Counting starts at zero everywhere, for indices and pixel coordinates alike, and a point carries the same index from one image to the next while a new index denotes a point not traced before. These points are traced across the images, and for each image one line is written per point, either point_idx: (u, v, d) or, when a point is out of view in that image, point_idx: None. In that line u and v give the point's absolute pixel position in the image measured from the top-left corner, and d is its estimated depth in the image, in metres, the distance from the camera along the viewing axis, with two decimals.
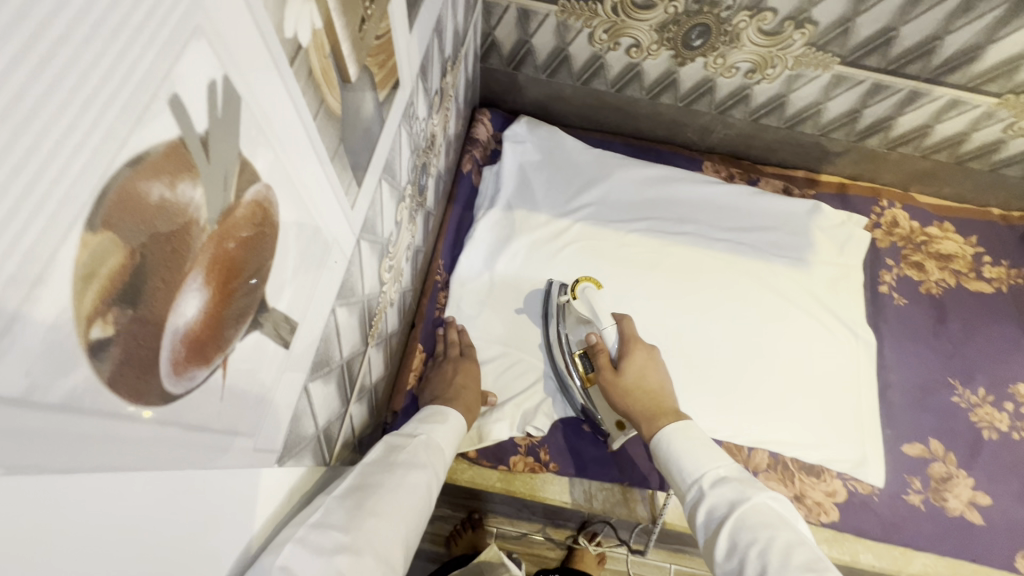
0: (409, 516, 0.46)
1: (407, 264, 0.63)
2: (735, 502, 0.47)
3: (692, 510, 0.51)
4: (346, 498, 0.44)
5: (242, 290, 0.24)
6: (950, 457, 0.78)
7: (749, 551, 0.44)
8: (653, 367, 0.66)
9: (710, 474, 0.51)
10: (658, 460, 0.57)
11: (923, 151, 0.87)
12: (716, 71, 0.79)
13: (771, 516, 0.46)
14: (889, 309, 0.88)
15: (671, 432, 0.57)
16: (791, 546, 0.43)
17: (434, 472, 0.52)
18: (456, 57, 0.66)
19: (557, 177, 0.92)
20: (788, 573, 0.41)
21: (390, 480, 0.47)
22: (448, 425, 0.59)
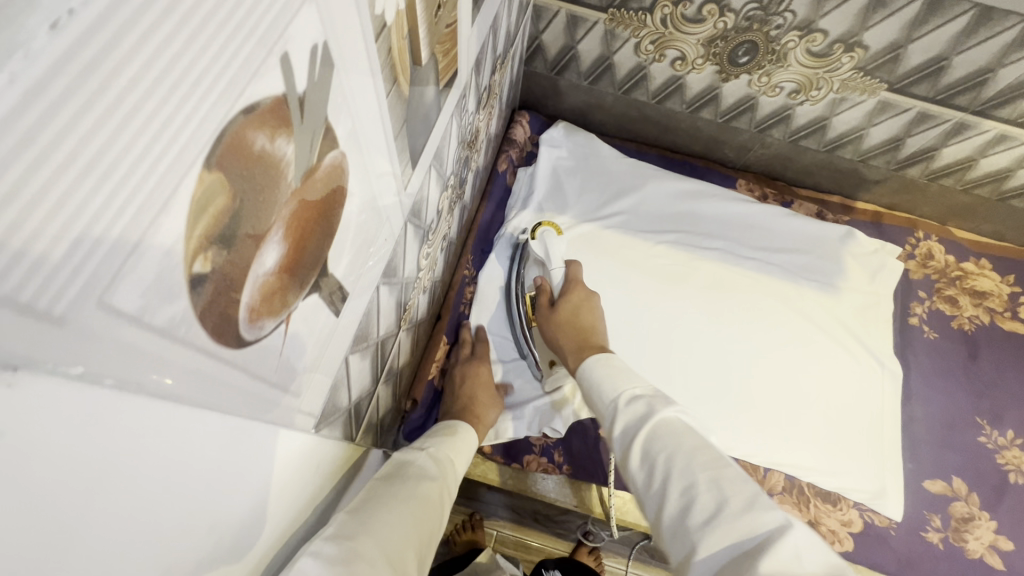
0: (422, 529, 0.46)
1: (441, 254, 0.64)
2: (645, 418, 0.47)
3: (609, 429, 0.50)
4: (358, 512, 0.43)
5: (309, 253, 0.25)
6: (973, 497, 0.77)
7: (661, 465, 0.43)
8: (592, 309, 0.68)
9: (626, 393, 0.51)
10: (581, 385, 0.57)
11: (965, 184, 0.86)
12: (760, 89, 0.79)
13: (682, 430, 0.45)
14: (918, 342, 0.87)
15: (593, 364, 0.56)
16: (703, 454, 0.42)
17: (442, 485, 0.53)
18: (505, 57, 0.67)
19: (590, 183, 0.93)
20: (696, 477, 0.41)
21: (401, 491, 0.47)
22: (457, 441, 0.60)
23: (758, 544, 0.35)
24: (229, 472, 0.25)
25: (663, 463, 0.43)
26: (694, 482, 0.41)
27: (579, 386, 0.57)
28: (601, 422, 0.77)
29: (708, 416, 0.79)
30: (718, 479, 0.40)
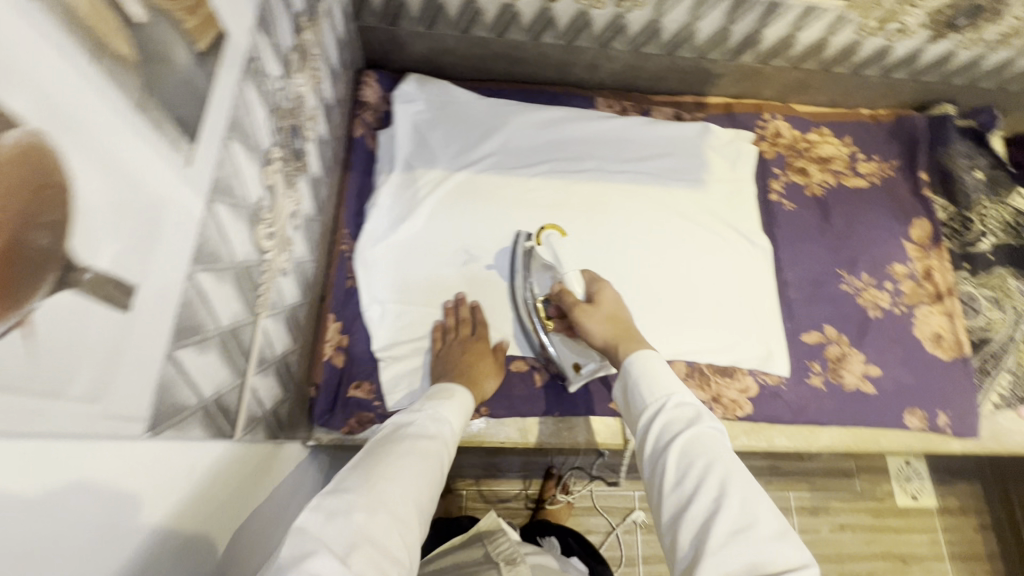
0: (420, 481, 0.52)
1: (296, 233, 0.62)
2: (694, 423, 0.52)
3: (648, 423, 0.55)
4: (360, 468, 0.50)
5: (31, 244, 0.23)
6: (843, 338, 0.87)
7: (700, 473, 0.48)
8: (621, 305, 0.71)
9: (676, 398, 0.55)
10: (623, 381, 0.61)
11: (792, 61, 0.92)
12: (588, 3, 0.80)
13: (721, 442, 0.51)
14: (780, 214, 0.94)
15: (646, 356, 0.60)
16: (739, 472, 0.48)
17: (443, 442, 0.58)
18: (315, 15, 0.63)
19: (454, 131, 0.91)
20: (727, 491, 0.47)
21: (400, 447, 0.53)
22: (455, 403, 0.64)
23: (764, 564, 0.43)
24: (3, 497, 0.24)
25: (705, 470, 0.48)
26: (723, 495, 0.47)
27: (618, 379, 0.62)
28: (511, 357, 0.80)
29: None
30: (744, 499, 0.46)
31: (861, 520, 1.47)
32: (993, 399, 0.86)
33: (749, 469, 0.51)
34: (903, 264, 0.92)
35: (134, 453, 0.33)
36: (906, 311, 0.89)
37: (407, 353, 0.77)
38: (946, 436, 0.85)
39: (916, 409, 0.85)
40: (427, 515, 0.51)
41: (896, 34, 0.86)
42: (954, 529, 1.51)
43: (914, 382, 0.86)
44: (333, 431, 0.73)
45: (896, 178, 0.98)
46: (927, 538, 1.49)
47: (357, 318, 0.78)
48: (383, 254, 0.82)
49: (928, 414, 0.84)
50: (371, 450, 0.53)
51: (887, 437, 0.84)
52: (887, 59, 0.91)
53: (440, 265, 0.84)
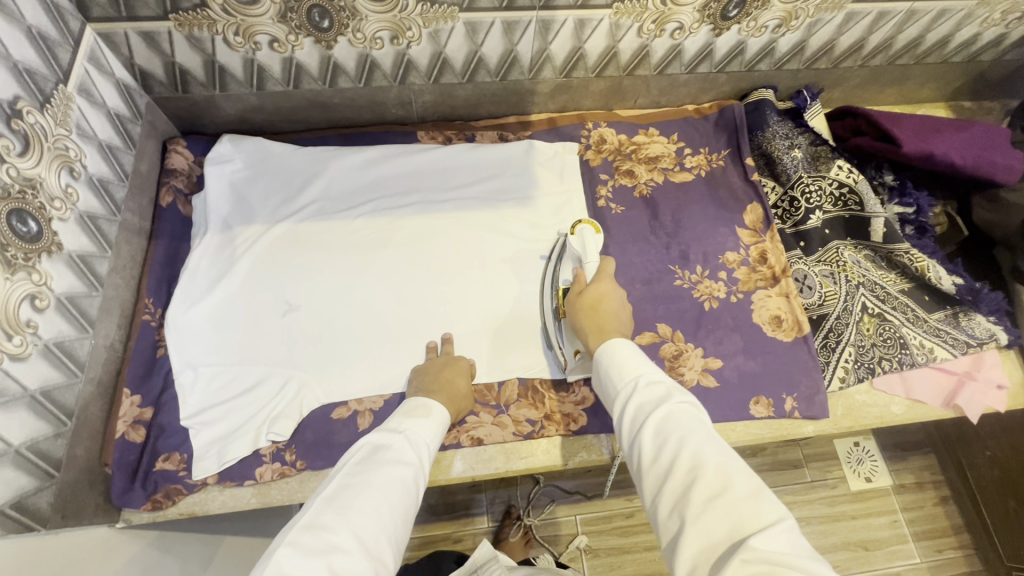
0: (393, 514, 0.53)
1: (43, 314, 0.61)
2: (663, 401, 0.53)
3: (623, 405, 0.56)
4: (337, 500, 0.51)
5: None
6: (678, 335, 0.85)
7: (674, 450, 0.48)
8: (609, 297, 0.74)
9: (646, 379, 0.56)
10: (597, 373, 0.63)
11: (594, 71, 0.93)
12: (364, 45, 0.82)
13: (690, 416, 0.51)
14: (609, 219, 0.94)
15: (616, 344, 0.62)
16: (711, 442, 0.48)
17: (418, 467, 0.59)
18: (52, 99, 0.64)
19: (272, 184, 0.92)
20: (701, 459, 0.46)
21: (376, 477, 0.54)
22: (431, 424, 0.65)
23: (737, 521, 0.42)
24: None
25: (678, 444, 0.48)
26: (697, 464, 0.46)
27: (594, 371, 0.64)
28: (334, 405, 0.78)
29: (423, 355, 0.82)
30: (721, 466, 0.46)
31: (815, 510, 1.39)
32: (839, 375, 0.84)
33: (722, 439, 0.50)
34: (735, 251, 0.91)
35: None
36: (743, 298, 0.88)
37: (218, 417, 0.75)
38: (798, 420, 0.83)
39: (761, 397, 0.83)
40: (398, 548, 0.52)
41: (678, 32, 0.87)
42: (915, 508, 1.42)
43: (759, 369, 0.84)
44: (138, 509, 0.71)
45: (725, 167, 0.98)
46: (888, 520, 1.40)
47: (165, 389, 0.76)
48: (198, 316, 0.81)
49: (774, 401, 0.82)
50: (349, 479, 0.54)
51: (737, 431, 0.81)
52: (684, 56, 0.92)
53: (257, 321, 0.82)
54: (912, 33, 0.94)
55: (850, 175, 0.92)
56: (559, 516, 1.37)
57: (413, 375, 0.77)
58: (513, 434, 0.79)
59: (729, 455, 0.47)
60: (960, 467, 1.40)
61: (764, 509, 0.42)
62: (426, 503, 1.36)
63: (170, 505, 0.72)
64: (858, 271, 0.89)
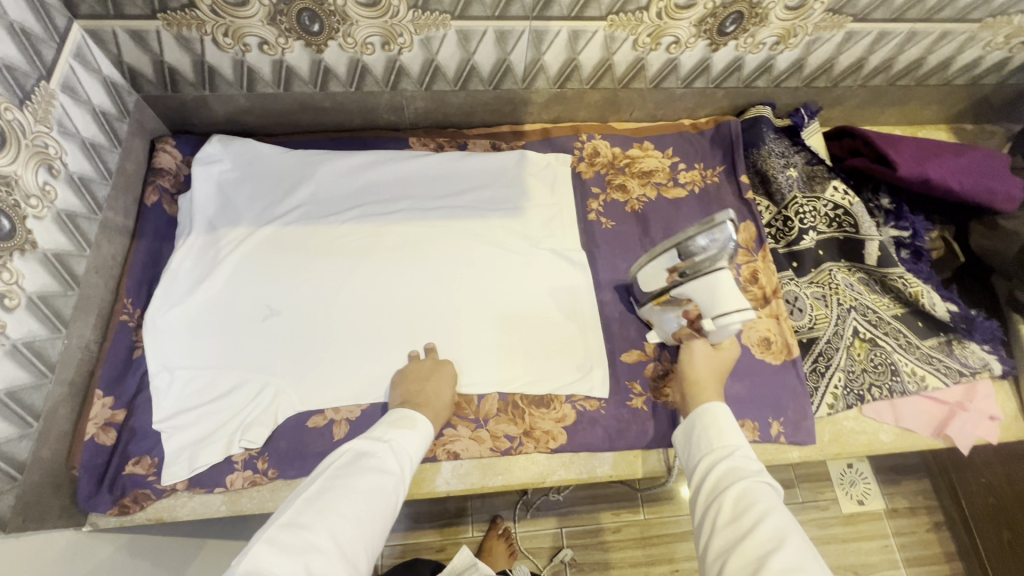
0: (370, 522, 0.55)
1: (13, 313, 0.60)
2: (755, 474, 0.57)
3: (716, 466, 0.59)
4: (320, 503, 0.54)
5: None
6: (664, 354, 0.84)
7: (755, 517, 0.52)
8: (710, 360, 0.74)
9: (740, 450, 0.60)
10: (685, 430, 0.66)
11: (589, 82, 0.92)
12: (355, 50, 0.81)
13: (773, 496, 0.54)
14: (599, 234, 0.93)
15: (708, 410, 0.65)
16: (791, 524, 0.51)
17: (400, 477, 0.61)
18: (33, 96, 0.64)
19: (260, 186, 0.91)
20: (782, 532, 0.50)
21: (358, 484, 0.56)
22: (415, 435, 0.66)
23: None
24: None
25: (761, 516, 0.52)
26: (778, 535, 0.50)
27: (682, 426, 0.68)
28: (311, 412, 0.77)
29: (404, 363, 0.81)
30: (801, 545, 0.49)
31: (804, 532, 1.37)
32: (828, 401, 0.82)
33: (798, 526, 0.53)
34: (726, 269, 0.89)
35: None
36: None
37: (191, 421, 0.74)
38: (783, 445, 0.81)
39: (747, 421, 0.81)
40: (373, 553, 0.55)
41: (674, 46, 0.86)
42: (907, 533, 1.39)
43: (745, 391, 0.82)
44: (104, 514, 0.70)
45: (719, 183, 0.97)
46: (879, 545, 1.37)
47: (140, 391, 0.75)
48: (177, 319, 0.80)
49: (759, 425, 0.81)
50: (330, 482, 0.56)
51: None
52: (680, 71, 0.91)
53: (236, 325, 0.81)
54: (914, 54, 0.93)
55: (845, 197, 0.91)
56: (541, 528, 1.35)
57: (396, 383, 0.77)
58: (490, 449, 0.77)
59: (800, 537, 0.51)
60: (953, 490, 1.38)
61: None
62: (411, 511, 1.35)
63: (138, 510, 0.70)
64: (851, 295, 0.88)
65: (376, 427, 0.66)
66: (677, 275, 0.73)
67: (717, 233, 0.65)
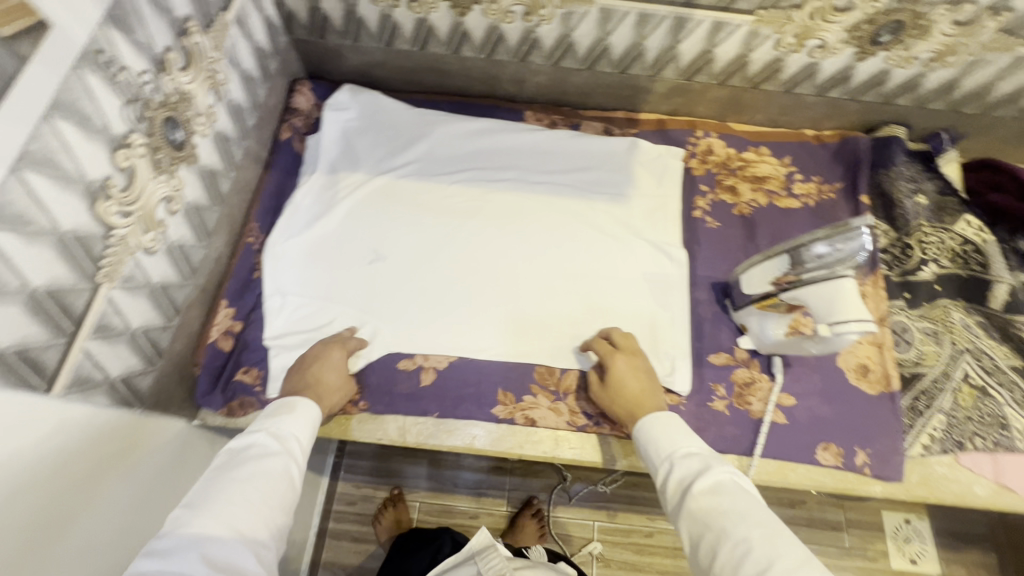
0: (266, 501, 0.56)
1: (172, 217, 0.66)
2: (705, 474, 0.57)
3: (665, 480, 0.60)
4: (202, 503, 0.54)
5: None
6: (753, 362, 0.82)
7: (714, 525, 0.53)
8: (630, 374, 0.74)
9: (683, 452, 0.61)
10: (637, 441, 0.67)
11: (718, 78, 0.90)
12: (496, 17, 0.83)
13: (735, 489, 0.55)
14: (702, 232, 0.91)
15: (648, 422, 0.66)
16: (753, 518, 0.52)
17: (290, 455, 0.62)
18: (214, 24, 0.70)
19: (379, 138, 0.95)
20: (745, 533, 0.51)
21: (238, 475, 0.57)
22: (300, 413, 0.66)
23: None
24: None
25: (720, 520, 0.53)
26: (744, 538, 0.51)
27: (636, 441, 0.68)
28: (402, 355, 0.81)
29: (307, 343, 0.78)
30: (761, 538, 0.50)
31: None
32: (922, 442, 0.78)
33: (767, 508, 0.54)
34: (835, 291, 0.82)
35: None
36: None
37: (295, 344, 0.79)
38: (866, 477, 0.77)
39: (830, 445, 0.78)
40: (280, 527, 0.57)
41: (818, 50, 0.82)
42: None
43: (832, 415, 0.80)
44: (214, 412, 0.77)
45: (835, 200, 0.93)
46: None
47: (256, 308, 0.81)
48: (293, 249, 0.85)
49: (843, 451, 0.78)
50: (207, 482, 0.56)
51: (797, 474, 0.78)
52: (818, 77, 0.87)
53: (344, 263, 0.86)
54: None
55: (979, 233, 0.86)
56: (577, 518, 1.36)
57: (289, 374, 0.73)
58: (567, 423, 0.79)
59: (778, 531, 0.51)
60: None
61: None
62: (455, 475, 1.39)
63: (242, 415, 0.77)
64: (966, 336, 0.82)
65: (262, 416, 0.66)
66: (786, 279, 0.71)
67: (846, 242, 0.64)
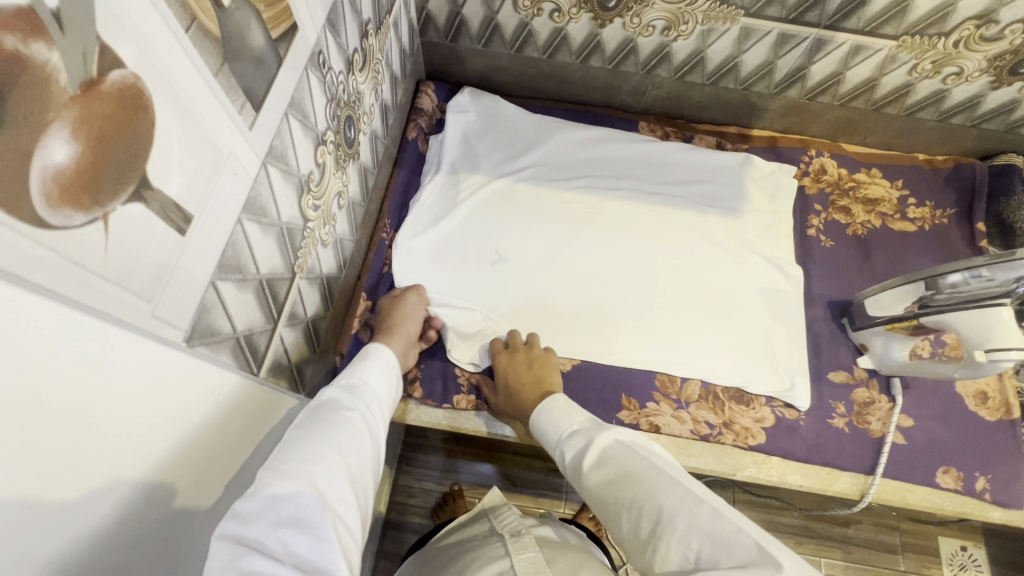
0: (341, 447, 0.52)
1: (340, 212, 0.69)
2: (595, 447, 0.56)
3: (566, 464, 0.59)
4: (288, 450, 0.50)
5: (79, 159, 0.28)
6: (872, 382, 0.83)
7: (613, 496, 0.52)
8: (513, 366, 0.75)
9: (567, 431, 0.61)
10: (535, 429, 0.66)
11: (841, 99, 0.92)
12: (635, 30, 0.85)
13: (618, 449, 0.55)
14: (816, 250, 0.93)
15: (539, 410, 0.65)
16: (644, 474, 0.52)
17: (363, 410, 0.59)
18: (382, 26, 0.72)
19: (498, 142, 0.97)
20: (641, 496, 0.50)
21: (314, 426, 0.53)
22: (371, 366, 0.64)
23: (716, 558, 0.44)
24: (60, 355, 0.29)
25: (628, 493, 0.51)
26: (639, 501, 0.50)
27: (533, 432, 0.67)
28: None
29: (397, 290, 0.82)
30: (656, 494, 0.49)
31: None
32: None
33: (664, 462, 0.53)
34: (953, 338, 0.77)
35: (161, 384, 0.38)
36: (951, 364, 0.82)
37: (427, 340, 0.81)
38: (984, 503, 0.78)
39: (951, 468, 0.79)
40: (362, 485, 0.53)
41: (952, 77, 0.84)
42: None
43: (951, 439, 0.80)
44: None
45: (948, 226, 0.94)
46: None
47: None
48: (421, 246, 0.88)
49: (963, 475, 0.79)
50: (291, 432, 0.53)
51: (916, 494, 0.78)
52: (945, 103, 0.89)
53: (467, 262, 0.88)
54: None
55: None
56: None
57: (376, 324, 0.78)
58: (690, 431, 0.80)
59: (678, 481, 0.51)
60: None
61: (700, 523, 0.46)
62: None
63: None
64: None
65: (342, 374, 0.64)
66: (917, 306, 0.73)
67: (1004, 272, 0.64)
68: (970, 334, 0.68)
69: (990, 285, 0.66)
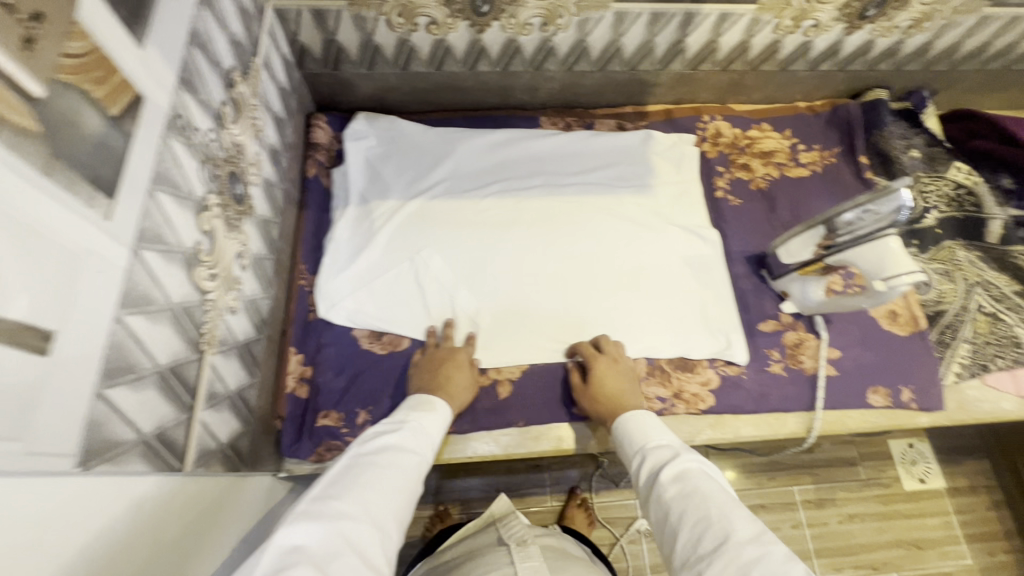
0: (399, 493, 0.54)
1: (245, 273, 0.65)
2: (677, 458, 0.56)
3: (637, 471, 0.59)
4: (343, 480, 0.52)
5: None
6: (798, 324, 0.89)
7: (678, 512, 0.51)
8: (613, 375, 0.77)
9: (656, 440, 0.60)
10: (615, 436, 0.66)
11: (721, 65, 0.96)
12: (514, 31, 0.85)
13: (703, 474, 0.54)
14: (727, 210, 0.97)
15: (636, 415, 0.65)
16: (718, 497, 0.51)
17: (424, 455, 0.60)
18: (251, 70, 0.69)
19: (405, 162, 0.95)
20: (710, 513, 0.49)
21: (382, 458, 0.56)
22: (435, 413, 0.67)
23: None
24: None
25: (692, 516, 0.50)
26: (708, 517, 0.49)
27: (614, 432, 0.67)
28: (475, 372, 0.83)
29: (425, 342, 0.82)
30: (726, 517, 0.48)
31: None
32: (954, 370, 0.87)
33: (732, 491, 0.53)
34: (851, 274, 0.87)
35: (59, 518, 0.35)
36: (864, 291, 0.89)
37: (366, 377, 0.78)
38: (913, 411, 0.85)
39: (879, 387, 0.85)
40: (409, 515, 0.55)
41: (812, 29, 0.89)
42: (969, 510, 1.33)
43: (875, 360, 0.87)
44: (303, 460, 0.76)
45: (837, 164, 1.00)
46: (941, 521, 1.31)
47: (320, 349, 0.81)
48: (344, 284, 0.85)
49: (891, 391, 0.85)
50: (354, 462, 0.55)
51: (854, 419, 0.84)
52: (811, 53, 0.95)
53: (394, 290, 0.86)
54: None
55: (968, 178, 0.98)
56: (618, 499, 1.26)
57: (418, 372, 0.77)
58: (644, 409, 0.82)
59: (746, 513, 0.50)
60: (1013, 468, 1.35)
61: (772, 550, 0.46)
62: None
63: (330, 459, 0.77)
64: (974, 271, 0.92)
65: (398, 413, 0.67)
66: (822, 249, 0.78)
67: (882, 206, 0.68)
68: (869, 268, 0.73)
69: (874, 219, 0.70)
